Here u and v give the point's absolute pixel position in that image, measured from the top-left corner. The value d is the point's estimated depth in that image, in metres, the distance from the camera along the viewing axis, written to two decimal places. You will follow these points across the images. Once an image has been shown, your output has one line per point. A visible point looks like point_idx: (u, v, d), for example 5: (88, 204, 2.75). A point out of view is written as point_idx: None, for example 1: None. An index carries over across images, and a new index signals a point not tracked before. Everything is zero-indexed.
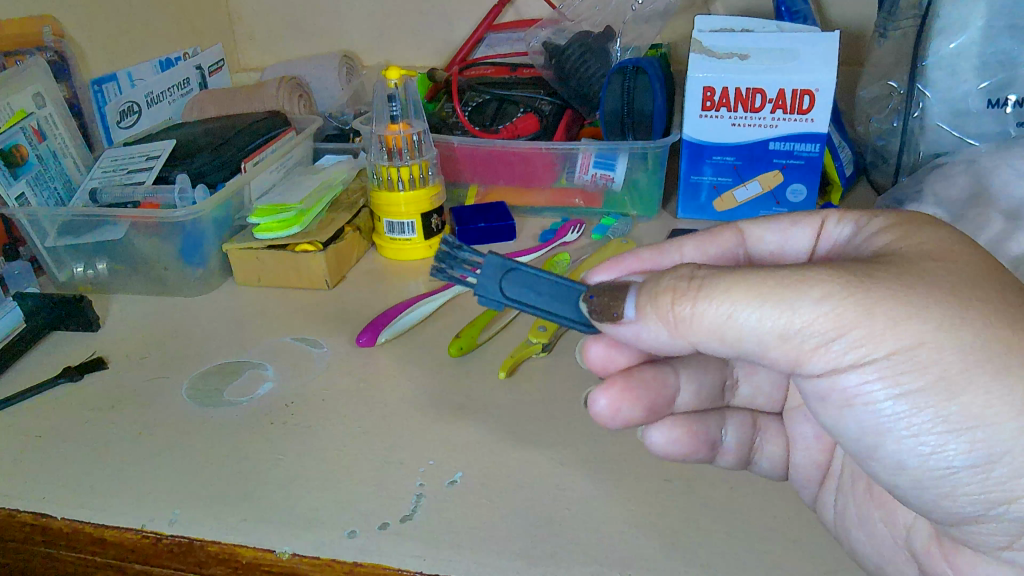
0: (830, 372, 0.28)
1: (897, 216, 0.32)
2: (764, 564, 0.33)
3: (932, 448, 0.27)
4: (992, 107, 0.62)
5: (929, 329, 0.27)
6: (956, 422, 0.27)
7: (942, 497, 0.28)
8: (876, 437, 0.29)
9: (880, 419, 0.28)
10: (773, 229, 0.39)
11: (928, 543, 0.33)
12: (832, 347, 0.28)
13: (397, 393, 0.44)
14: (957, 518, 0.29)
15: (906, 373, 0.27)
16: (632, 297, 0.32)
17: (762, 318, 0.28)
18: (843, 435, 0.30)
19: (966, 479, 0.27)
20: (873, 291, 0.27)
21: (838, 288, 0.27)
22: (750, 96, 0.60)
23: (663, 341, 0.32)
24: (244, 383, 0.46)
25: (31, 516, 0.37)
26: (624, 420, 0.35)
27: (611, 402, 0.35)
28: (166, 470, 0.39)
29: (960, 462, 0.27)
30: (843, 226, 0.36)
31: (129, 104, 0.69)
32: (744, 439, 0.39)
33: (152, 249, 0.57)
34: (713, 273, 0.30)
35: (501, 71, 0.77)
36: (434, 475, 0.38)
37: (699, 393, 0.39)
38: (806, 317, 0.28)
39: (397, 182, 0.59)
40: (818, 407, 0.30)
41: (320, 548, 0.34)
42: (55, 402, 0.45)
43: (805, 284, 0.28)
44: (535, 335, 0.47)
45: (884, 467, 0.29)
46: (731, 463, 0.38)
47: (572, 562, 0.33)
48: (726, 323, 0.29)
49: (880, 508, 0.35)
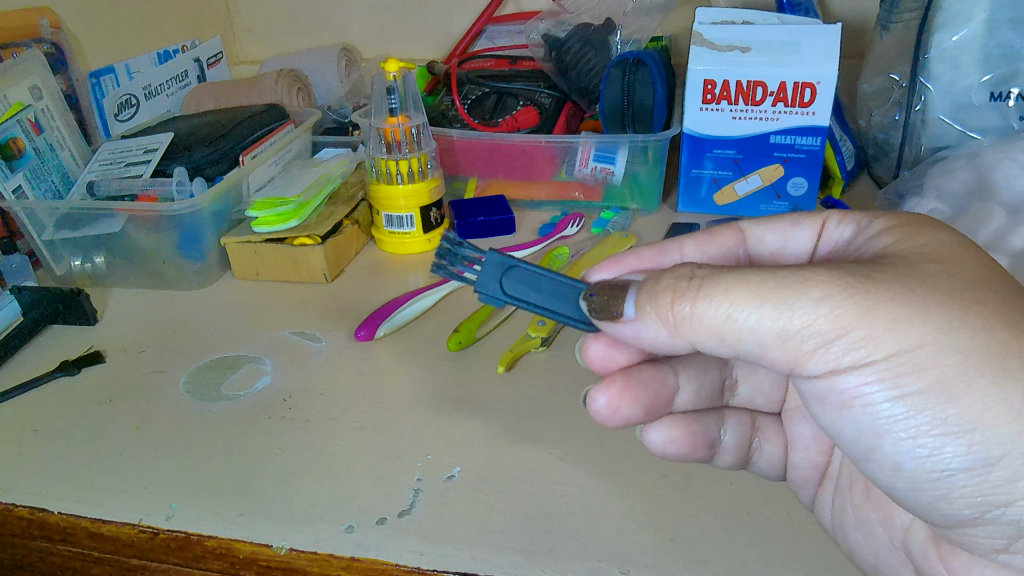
0: (829, 373, 0.28)
1: (897, 217, 0.32)
2: (764, 559, 0.32)
3: (930, 450, 0.27)
4: (994, 100, 0.62)
5: (929, 331, 0.26)
6: (954, 425, 0.27)
7: (938, 498, 0.28)
8: (874, 438, 0.29)
9: (878, 421, 0.28)
10: (773, 229, 0.39)
11: (925, 542, 0.33)
12: (831, 348, 0.28)
13: (395, 387, 0.44)
14: (954, 520, 0.29)
15: (905, 375, 0.27)
16: (632, 297, 0.32)
17: (762, 318, 0.28)
18: (841, 436, 0.30)
19: (963, 482, 0.27)
20: (873, 294, 0.27)
21: (838, 289, 0.27)
22: (751, 89, 0.59)
23: (662, 340, 0.31)
24: (242, 378, 0.46)
25: (29, 511, 0.37)
26: (623, 420, 0.35)
27: (609, 400, 0.34)
28: (163, 464, 0.39)
29: (957, 464, 0.27)
30: (843, 227, 0.36)
31: (126, 98, 0.69)
32: (743, 439, 0.39)
33: (151, 242, 0.56)
34: (713, 272, 0.29)
35: (501, 64, 0.77)
36: (432, 470, 0.38)
37: (698, 393, 0.39)
38: (806, 318, 0.27)
39: (397, 175, 0.58)
40: (816, 408, 0.30)
41: (318, 542, 0.34)
42: (53, 396, 0.45)
43: (805, 285, 0.27)
44: (534, 330, 0.47)
45: (881, 468, 0.29)
46: (729, 463, 0.38)
47: (571, 557, 0.32)
48: (726, 323, 0.28)
49: (878, 511, 0.35)
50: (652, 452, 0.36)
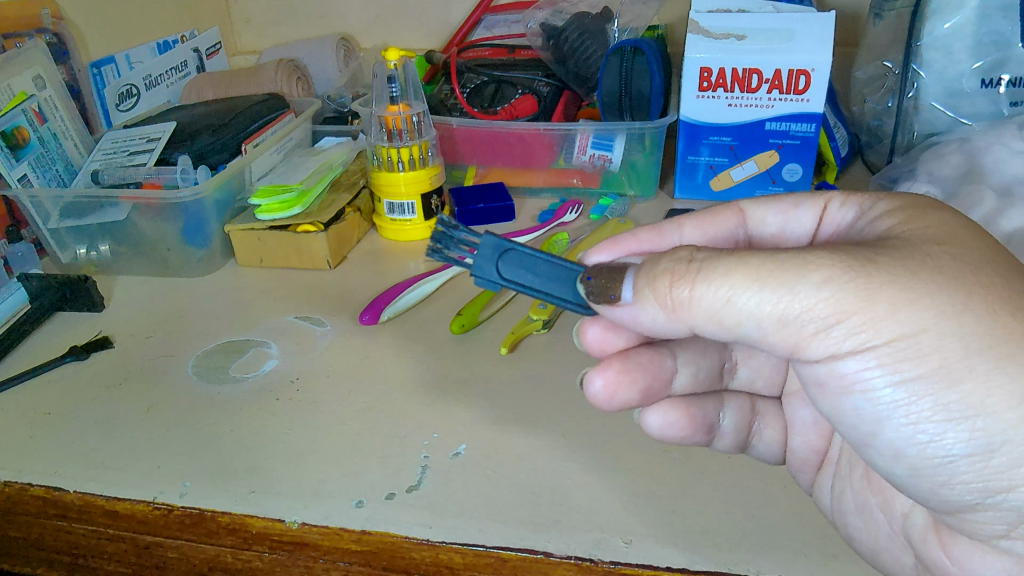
0: (829, 358, 0.29)
1: (901, 199, 0.33)
2: (761, 530, 0.33)
3: (932, 436, 0.28)
4: (985, 86, 0.63)
5: (930, 316, 0.27)
6: (956, 410, 0.27)
7: (939, 485, 0.29)
8: (874, 424, 0.30)
9: (879, 407, 0.29)
10: (774, 210, 0.40)
11: (925, 529, 0.33)
12: (832, 332, 0.28)
13: (400, 369, 0.45)
14: (954, 506, 0.30)
15: (907, 360, 0.28)
16: (630, 279, 0.33)
17: (762, 302, 0.29)
18: (842, 422, 0.31)
19: (964, 469, 0.28)
20: (874, 277, 0.28)
21: (838, 273, 0.28)
22: (746, 77, 0.61)
23: (660, 323, 0.33)
24: (248, 361, 0.47)
25: (44, 490, 0.38)
26: (620, 403, 0.36)
27: (606, 383, 0.35)
28: (175, 444, 0.40)
29: (958, 450, 0.28)
30: (845, 210, 0.36)
31: (127, 87, 0.70)
32: (742, 423, 0.40)
33: (155, 229, 0.57)
34: (712, 256, 0.30)
35: (500, 53, 0.77)
36: (438, 447, 0.39)
37: (696, 376, 0.40)
38: (807, 302, 0.28)
39: (398, 163, 0.59)
40: (815, 393, 0.31)
41: (329, 517, 0.35)
42: (63, 380, 0.46)
43: (805, 269, 0.28)
44: (535, 313, 0.48)
45: (881, 454, 0.30)
46: (727, 446, 0.39)
47: (575, 528, 0.34)
48: (725, 307, 0.29)
49: (878, 496, 0.35)
50: (650, 435, 0.37)
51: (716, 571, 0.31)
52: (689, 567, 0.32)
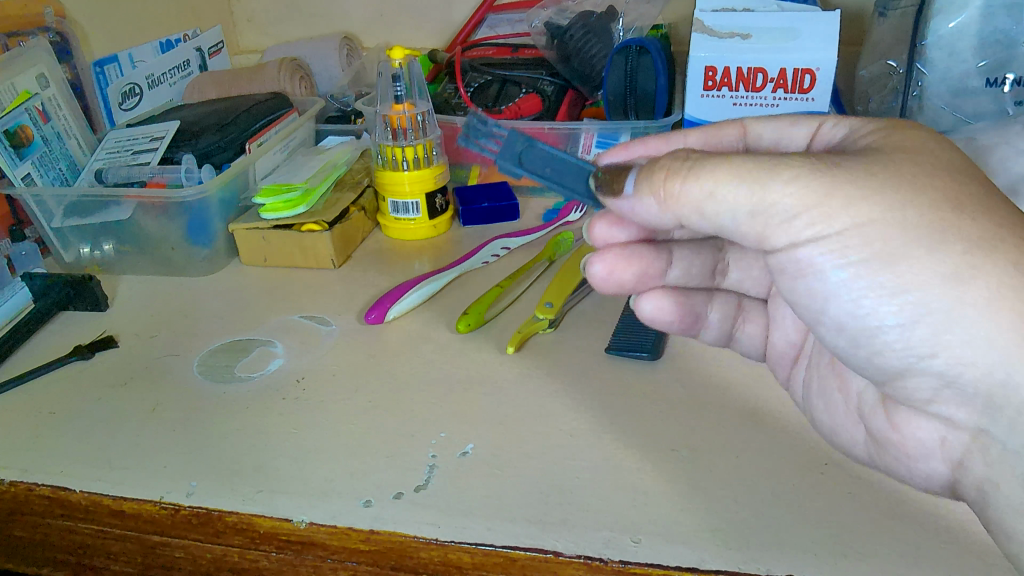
0: (789, 244, 0.30)
1: (888, 121, 0.32)
2: (771, 527, 0.33)
3: (870, 309, 0.29)
4: (990, 86, 0.62)
5: (879, 209, 0.27)
6: (891, 285, 0.28)
7: (874, 354, 0.30)
8: (824, 301, 0.31)
9: (829, 285, 0.30)
10: (771, 125, 0.39)
11: (874, 403, 0.34)
12: (794, 221, 0.29)
13: (407, 367, 0.45)
14: (888, 375, 0.31)
15: (852, 244, 0.28)
16: (632, 177, 0.34)
17: (737, 196, 0.29)
18: (802, 304, 0.32)
19: (899, 346, 0.29)
20: (836, 175, 0.28)
21: (806, 171, 0.28)
22: (751, 76, 0.60)
23: (655, 216, 0.33)
24: (254, 360, 0.47)
25: (50, 489, 0.38)
26: (617, 283, 0.40)
27: (606, 267, 0.40)
28: (183, 443, 0.40)
29: (889, 320, 0.28)
30: (839, 127, 0.36)
31: (130, 86, 0.69)
32: (728, 317, 0.43)
33: (159, 229, 0.57)
34: (706, 154, 0.31)
35: (504, 52, 0.77)
36: (446, 446, 0.38)
37: (689, 271, 0.43)
38: (775, 194, 0.29)
39: (403, 162, 0.59)
40: (781, 279, 0.33)
41: (337, 516, 0.35)
42: (68, 380, 0.46)
43: (778, 166, 0.29)
44: (542, 312, 0.48)
45: (831, 330, 0.32)
46: (712, 337, 0.44)
47: (584, 527, 0.33)
48: (708, 200, 0.30)
49: (836, 378, 0.37)
50: (644, 319, 0.42)
51: (726, 570, 0.31)
52: (699, 566, 0.32)
